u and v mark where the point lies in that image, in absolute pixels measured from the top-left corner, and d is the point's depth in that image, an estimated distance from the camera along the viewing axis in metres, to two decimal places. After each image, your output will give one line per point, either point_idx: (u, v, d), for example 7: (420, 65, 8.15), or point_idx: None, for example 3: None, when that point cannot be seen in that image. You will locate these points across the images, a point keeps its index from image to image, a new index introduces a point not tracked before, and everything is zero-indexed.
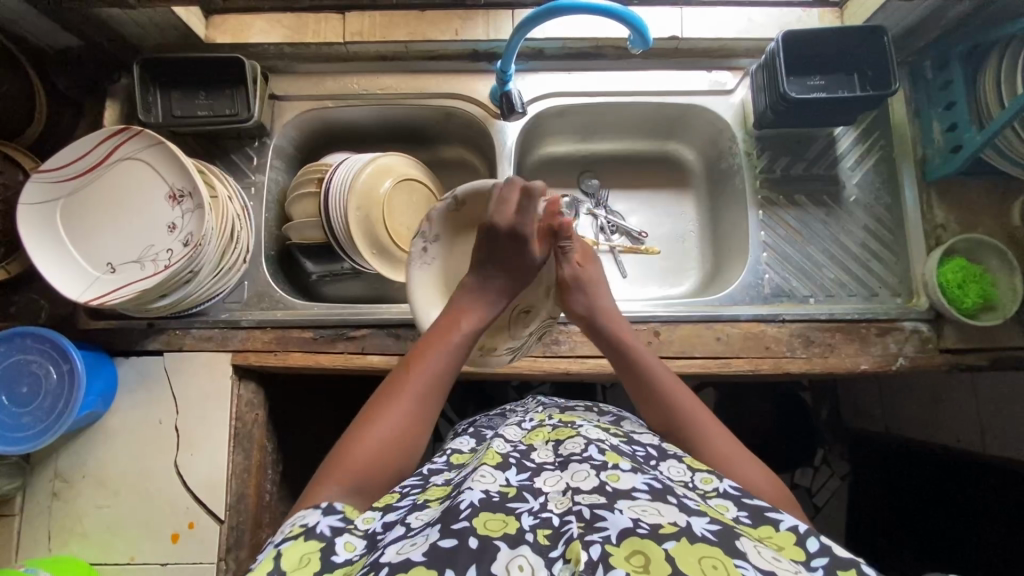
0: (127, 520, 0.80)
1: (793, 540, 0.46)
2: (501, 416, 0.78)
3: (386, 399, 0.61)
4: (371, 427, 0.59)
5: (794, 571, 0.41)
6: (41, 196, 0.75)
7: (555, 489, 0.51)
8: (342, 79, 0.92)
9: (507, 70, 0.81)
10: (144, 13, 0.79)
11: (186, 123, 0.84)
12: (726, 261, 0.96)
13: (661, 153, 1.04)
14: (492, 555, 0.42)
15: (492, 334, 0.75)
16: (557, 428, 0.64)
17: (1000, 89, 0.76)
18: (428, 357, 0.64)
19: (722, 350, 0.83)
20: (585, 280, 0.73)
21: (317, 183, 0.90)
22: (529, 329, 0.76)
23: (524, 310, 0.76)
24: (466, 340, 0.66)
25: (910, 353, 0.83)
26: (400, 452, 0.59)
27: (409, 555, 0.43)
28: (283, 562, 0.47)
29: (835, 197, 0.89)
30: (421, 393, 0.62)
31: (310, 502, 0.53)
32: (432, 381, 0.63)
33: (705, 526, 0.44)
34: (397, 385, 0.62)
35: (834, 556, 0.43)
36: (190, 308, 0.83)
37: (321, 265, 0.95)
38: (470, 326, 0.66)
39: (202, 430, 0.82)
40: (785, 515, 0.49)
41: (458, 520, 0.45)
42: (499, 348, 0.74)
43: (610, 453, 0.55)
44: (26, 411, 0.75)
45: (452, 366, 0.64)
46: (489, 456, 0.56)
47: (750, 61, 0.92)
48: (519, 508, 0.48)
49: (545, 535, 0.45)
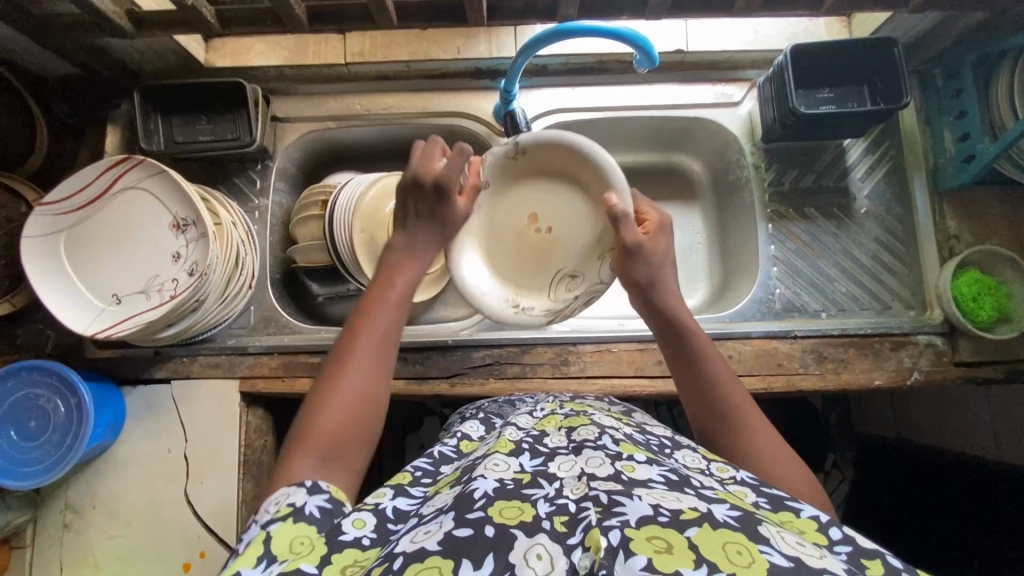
0: (139, 549, 0.80)
1: (815, 527, 0.44)
2: (510, 405, 0.77)
3: (335, 369, 0.59)
4: (327, 396, 0.57)
5: (820, 555, 0.39)
6: (45, 229, 0.75)
7: (569, 474, 0.49)
8: (344, 99, 0.91)
9: (512, 89, 0.80)
10: (143, 40, 0.78)
11: (189, 149, 0.83)
12: (735, 275, 0.95)
13: (668, 164, 1.03)
14: (509, 543, 0.41)
15: (533, 294, 0.78)
16: (570, 416, 0.63)
17: (1012, 102, 0.74)
18: (370, 321, 0.62)
19: (735, 368, 0.82)
20: (650, 250, 0.69)
21: (321, 205, 0.89)
22: (574, 294, 0.76)
23: (569, 275, 0.76)
24: (401, 296, 0.66)
25: (925, 368, 0.82)
26: (360, 416, 0.57)
27: (424, 544, 0.41)
28: (274, 546, 0.45)
29: (846, 209, 0.88)
30: (369, 357, 0.60)
31: (289, 482, 0.51)
32: (379, 342, 0.61)
33: (726, 512, 0.42)
34: (343, 357, 0.60)
35: (858, 546, 0.41)
36: (197, 336, 0.82)
37: (326, 288, 0.93)
38: (403, 283, 0.66)
39: (210, 458, 0.82)
40: (805, 504, 0.47)
41: (472, 510, 0.44)
42: (533, 309, 0.77)
43: (625, 444, 0.54)
44: (35, 445, 0.75)
45: (396, 325, 0.64)
46: (501, 444, 0.55)
47: (756, 73, 0.91)
48: (535, 494, 0.46)
49: (562, 522, 0.43)
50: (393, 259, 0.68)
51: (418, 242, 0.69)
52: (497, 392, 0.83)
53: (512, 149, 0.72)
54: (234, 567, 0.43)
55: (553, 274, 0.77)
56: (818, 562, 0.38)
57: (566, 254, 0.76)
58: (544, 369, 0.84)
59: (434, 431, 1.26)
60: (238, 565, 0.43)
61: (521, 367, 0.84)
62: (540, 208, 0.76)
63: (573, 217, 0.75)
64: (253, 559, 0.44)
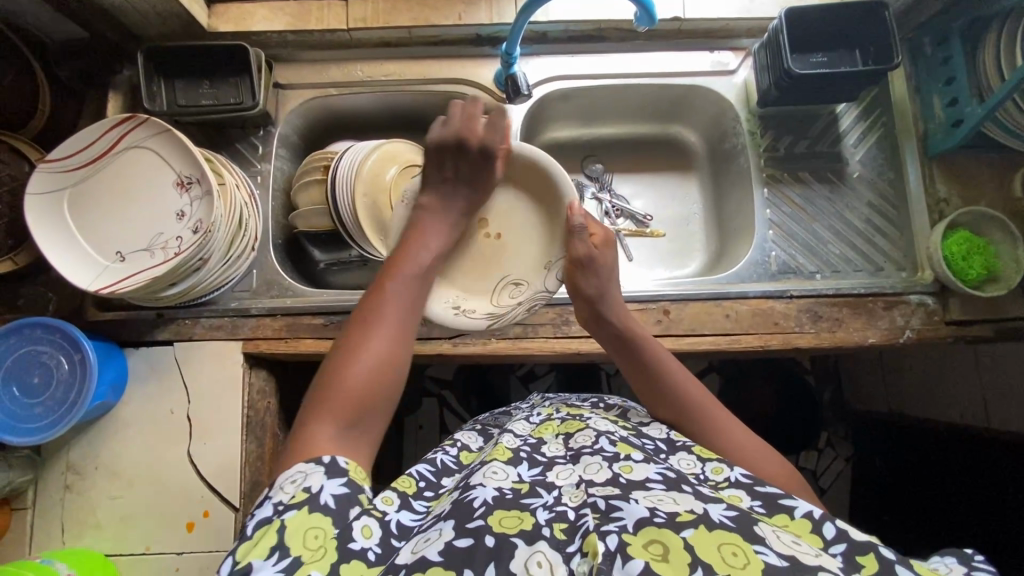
0: (141, 510, 0.80)
1: (809, 527, 0.46)
2: (507, 414, 0.79)
3: (358, 330, 0.63)
4: (351, 354, 0.61)
5: (814, 554, 0.41)
6: (50, 185, 0.75)
7: (568, 482, 0.52)
8: (346, 67, 0.92)
9: (513, 52, 0.82)
10: (148, 1, 0.79)
11: (190, 112, 0.83)
12: (731, 241, 0.97)
13: (664, 136, 1.05)
14: (510, 552, 0.43)
15: (475, 298, 0.78)
16: (566, 420, 0.65)
17: (998, 65, 0.76)
18: (392, 287, 0.66)
19: (732, 327, 0.84)
20: (600, 262, 0.74)
21: (323, 170, 0.89)
22: (516, 300, 0.78)
23: (514, 282, 0.78)
24: (428, 261, 0.70)
25: (917, 326, 0.84)
26: (382, 372, 0.60)
27: (424, 554, 0.44)
28: (287, 537, 0.46)
29: (840, 174, 0.90)
30: (390, 316, 0.64)
31: (308, 455, 0.54)
32: (402, 301, 0.66)
33: (722, 512, 0.44)
34: (366, 316, 0.64)
35: (852, 542, 0.44)
36: (200, 296, 0.83)
37: (328, 254, 0.94)
38: (436, 244, 0.71)
39: (214, 419, 0.82)
40: (798, 502, 0.49)
41: (472, 519, 0.46)
42: (476, 312, 0.77)
43: (622, 444, 0.56)
44: (38, 402, 0.75)
45: (420, 288, 0.68)
46: (498, 452, 0.56)
47: (750, 41, 0.93)
48: (533, 503, 0.48)
49: (561, 529, 0.45)
50: (428, 224, 0.72)
51: (452, 212, 0.74)
52: (498, 351, 0.84)
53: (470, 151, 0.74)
54: (247, 555, 0.46)
55: (497, 280, 0.79)
56: (813, 560, 0.40)
57: (511, 260, 0.78)
58: (545, 329, 0.85)
59: (433, 410, 1.28)
60: (252, 556, 0.45)
61: (523, 327, 0.85)
62: (490, 215, 0.79)
63: (520, 225, 0.79)
64: (266, 550, 0.45)
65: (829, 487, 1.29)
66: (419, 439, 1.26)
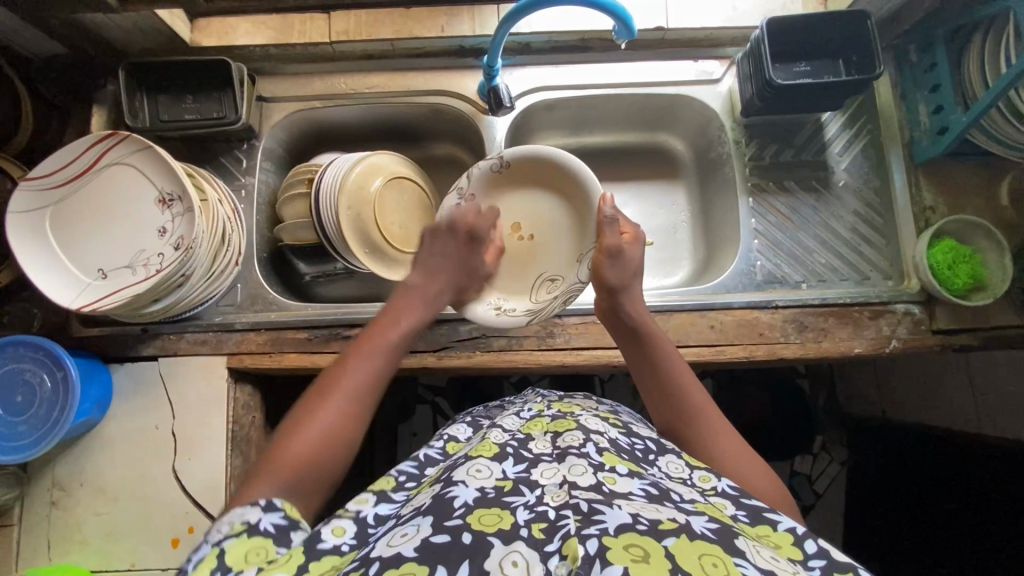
0: (127, 526, 0.80)
1: (791, 540, 0.45)
2: (499, 406, 0.79)
3: (319, 396, 0.61)
4: (306, 420, 0.59)
5: (793, 570, 0.41)
6: (31, 204, 0.75)
7: (552, 482, 0.51)
8: (330, 79, 0.92)
9: (495, 64, 0.81)
10: (130, 19, 0.79)
11: (173, 127, 0.84)
12: (719, 251, 0.96)
13: (651, 144, 1.04)
14: (486, 551, 0.42)
15: (516, 298, 0.83)
16: (556, 419, 0.64)
17: (983, 72, 0.76)
18: (365, 355, 0.65)
19: (717, 338, 0.83)
20: (627, 254, 0.75)
21: (307, 183, 0.89)
22: (553, 295, 0.82)
23: (552, 278, 0.83)
24: (404, 340, 0.69)
25: (903, 335, 0.83)
26: (333, 445, 0.58)
27: (401, 550, 0.42)
28: (228, 560, 0.46)
29: (825, 182, 0.90)
30: (355, 388, 0.62)
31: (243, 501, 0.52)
32: (372, 376, 0.64)
33: (704, 524, 0.44)
34: (330, 385, 0.62)
35: (832, 559, 0.43)
36: (183, 311, 0.83)
37: (313, 266, 0.96)
38: (409, 322, 0.71)
39: (199, 435, 0.82)
40: (783, 516, 0.48)
41: (451, 518, 0.45)
42: (516, 310, 0.82)
43: (608, 454, 0.55)
44: (22, 419, 0.75)
45: (390, 362, 0.67)
46: (485, 448, 0.56)
47: (735, 50, 0.93)
48: (514, 502, 0.48)
49: (540, 529, 0.44)
50: (408, 302, 0.73)
51: (433, 288, 0.75)
52: (483, 365, 0.84)
53: (497, 161, 0.82)
54: None
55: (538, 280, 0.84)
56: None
57: (548, 259, 0.84)
58: (531, 341, 0.85)
59: (425, 418, 1.28)
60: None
61: (507, 339, 0.85)
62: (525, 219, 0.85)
63: (553, 223, 0.84)
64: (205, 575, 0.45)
65: (824, 491, 1.28)
66: (412, 447, 1.26)
